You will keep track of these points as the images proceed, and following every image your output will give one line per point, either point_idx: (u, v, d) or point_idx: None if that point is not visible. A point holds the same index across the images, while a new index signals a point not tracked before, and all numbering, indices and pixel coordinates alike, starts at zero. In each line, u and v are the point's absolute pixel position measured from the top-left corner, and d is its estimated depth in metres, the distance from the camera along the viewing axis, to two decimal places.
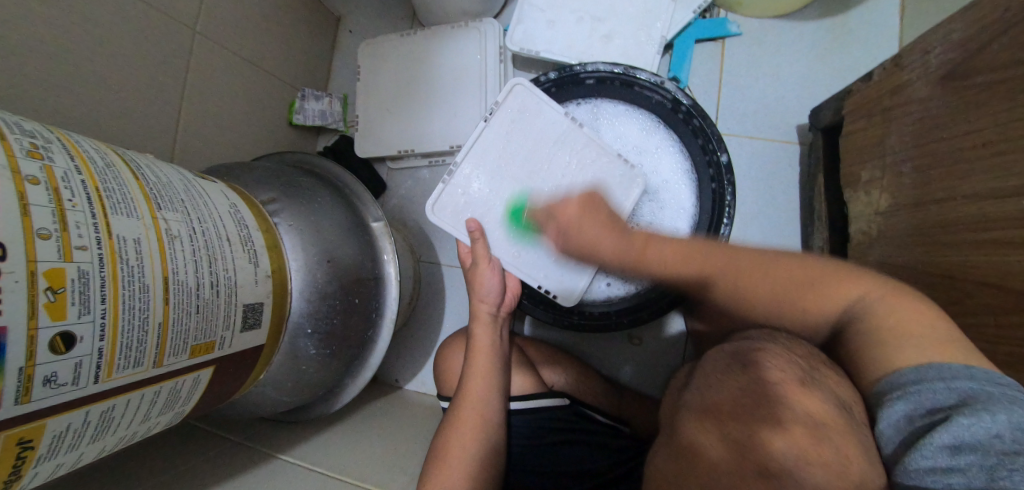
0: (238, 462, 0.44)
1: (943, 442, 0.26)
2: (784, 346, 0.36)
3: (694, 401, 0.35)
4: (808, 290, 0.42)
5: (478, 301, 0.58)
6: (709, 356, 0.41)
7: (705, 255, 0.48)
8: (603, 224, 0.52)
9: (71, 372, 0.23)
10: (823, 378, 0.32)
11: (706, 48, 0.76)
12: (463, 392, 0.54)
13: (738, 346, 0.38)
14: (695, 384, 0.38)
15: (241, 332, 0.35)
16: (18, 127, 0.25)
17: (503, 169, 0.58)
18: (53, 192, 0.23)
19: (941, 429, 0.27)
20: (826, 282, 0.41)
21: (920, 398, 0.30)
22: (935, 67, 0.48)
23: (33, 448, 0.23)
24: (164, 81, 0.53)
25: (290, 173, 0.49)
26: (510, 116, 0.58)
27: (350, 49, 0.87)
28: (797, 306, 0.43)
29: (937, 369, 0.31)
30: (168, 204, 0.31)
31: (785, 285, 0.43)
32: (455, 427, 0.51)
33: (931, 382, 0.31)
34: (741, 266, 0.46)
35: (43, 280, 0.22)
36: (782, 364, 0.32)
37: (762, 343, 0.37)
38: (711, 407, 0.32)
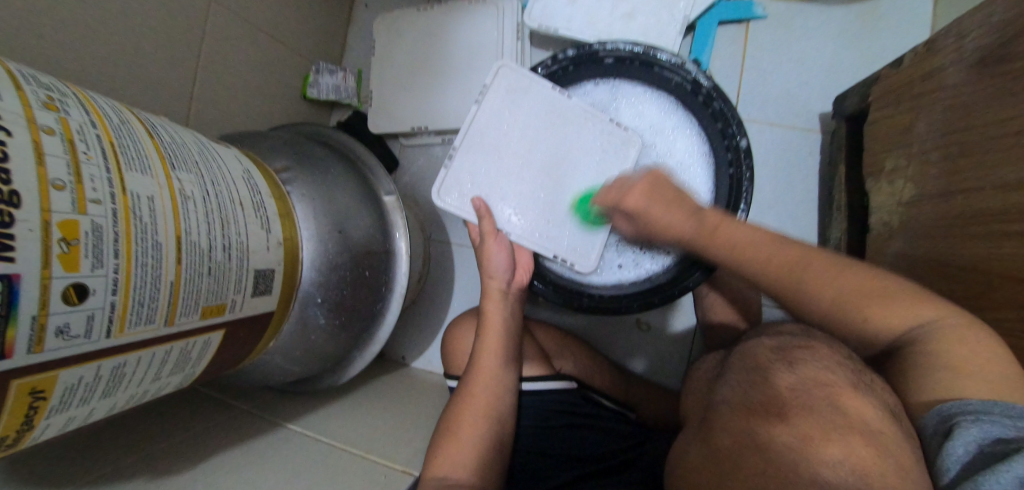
0: (247, 428, 0.44)
1: (1018, 472, 0.23)
2: (827, 344, 0.39)
3: (731, 397, 0.39)
4: (868, 303, 0.37)
5: (488, 277, 0.57)
6: (737, 359, 0.44)
7: (773, 245, 0.42)
8: (673, 198, 0.46)
9: (84, 325, 0.23)
10: (873, 385, 0.33)
11: (729, 31, 0.74)
12: (473, 369, 0.54)
13: (782, 342, 0.42)
14: (730, 376, 0.42)
15: (252, 297, 0.35)
16: (34, 77, 0.24)
17: (502, 151, 0.57)
18: (68, 143, 0.23)
19: (1015, 460, 0.23)
20: (886, 295, 0.37)
21: (989, 425, 0.27)
22: (971, 51, 0.46)
23: (46, 398, 0.23)
24: (179, 46, 0.52)
25: (304, 143, 0.49)
26: (500, 96, 0.57)
27: (365, 23, 0.86)
28: (858, 322, 0.37)
29: (1004, 407, 0.28)
30: (182, 165, 0.30)
31: (858, 292, 0.38)
32: (464, 403, 0.51)
33: (998, 415, 0.27)
34: (811, 268, 0.40)
35: (58, 231, 0.21)
36: (828, 365, 0.35)
37: (808, 341, 0.40)
38: (745, 404, 0.36)
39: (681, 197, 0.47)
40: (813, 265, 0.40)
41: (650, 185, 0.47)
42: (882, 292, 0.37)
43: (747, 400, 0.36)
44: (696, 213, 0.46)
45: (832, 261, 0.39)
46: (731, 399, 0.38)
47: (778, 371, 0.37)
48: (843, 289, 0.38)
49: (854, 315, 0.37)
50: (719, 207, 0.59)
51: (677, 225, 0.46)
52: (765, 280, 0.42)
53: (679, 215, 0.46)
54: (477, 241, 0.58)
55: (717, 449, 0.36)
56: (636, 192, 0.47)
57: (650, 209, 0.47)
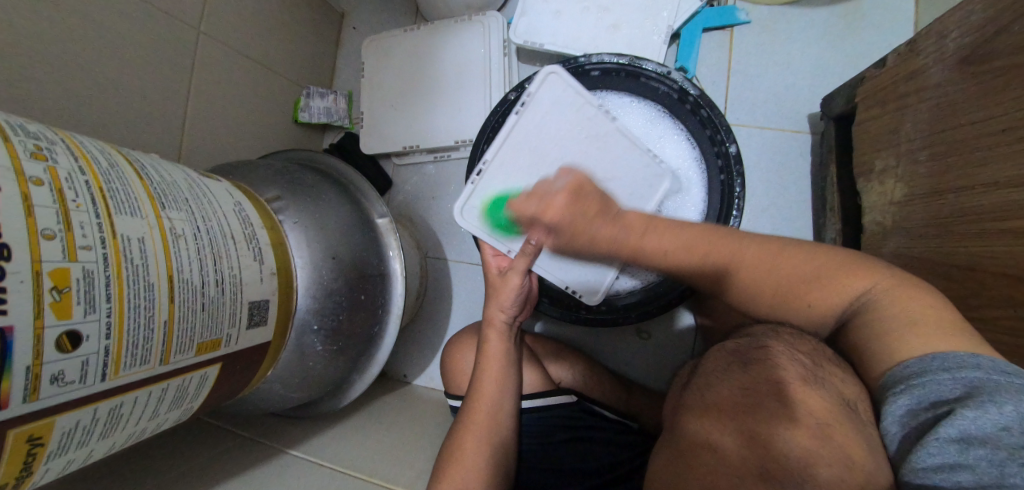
0: (249, 457, 0.44)
1: (948, 436, 0.25)
2: (787, 341, 0.36)
3: (696, 401, 0.36)
4: (811, 285, 0.39)
5: (495, 309, 0.56)
6: (711, 353, 0.41)
7: (710, 237, 0.45)
8: (619, 175, 0.47)
9: (79, 370, 0.23)
10: (827, 373, 0.32)
11: (714, 37, 0.75)
12: (476, 393, 0.53)
13: (743, 343, 0.38)
14: (698, 379, 0.39)
15: (247, 330, 0.35)
16: (22, 128, 0.25)
17: (535, 169, 0.56)
18: (57, 193, 0.23)
19: (946, 423, 0.26)
20: (831, 272, 0.39)
21: (926, 391, 0.29)
22: (952, 50, 0.46)
23: (43, 444, 0.23)
24: (169, 80, 0.53)
25: (295, 171, 0.49)
26: (543, 109, 0.55)
27: (353, 46, 0.87)
28: (803, 300, 0.40)
29: (940, 360, 0.30)
30: (172, 203, 0.31)
31: (798, 278, 0.40)
32: (469, 425, 0.51)
33: (934, 372, 0.29)
34: (744, 257, 0.42)
35: (49, 280, 0.22)
36: (793, 356, 0.34)
37: (764, 340, 0.37)
38: (712, 406, 0.34)
39: (626, 176, 0.48)
40: (750, 263, 0.42)
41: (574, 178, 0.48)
42: (828, 268, 0.39)
43: (716, 401, 0.34)
44: (650, 197, 0.47)
45: (764, 245, 0.42)
46: (700, 399, 0.36)
47: (734, 371, 0.35)
48: (795, 270, 0.40)
49: (799, 300, 0.40)
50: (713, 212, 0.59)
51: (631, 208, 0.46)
52: (699, 275, 0.46)
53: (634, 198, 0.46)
54: (499, 270, 0.57)
55: (687, 436, 0.35)
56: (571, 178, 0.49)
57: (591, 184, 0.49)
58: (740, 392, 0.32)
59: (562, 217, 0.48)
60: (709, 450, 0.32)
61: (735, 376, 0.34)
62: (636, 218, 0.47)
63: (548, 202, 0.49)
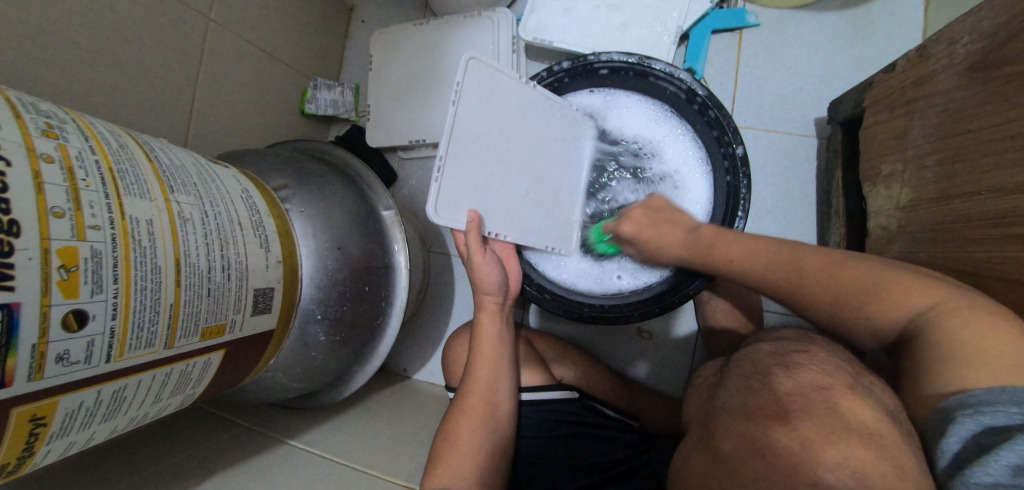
0: (250, 445, 0.44)
1: (1006, 461, 0.23)
2: (826, 348, 0.37)
3: (731, 402, 0.35)
4: (871, 294, 0.36)
5: (483, 294, 0.56)
6: (741, 357, 0.41)
7: (774, 248, 0.44)
8: (676, 229, 0.53)
9: (84, 351, 0.23)
10: (872, 384, 0.32)
11: (723, 39, 0.75)
12: (471, 379, 0.54)
13: (778, 347, 0.39)
14: (731, 381, 0.38)
15: (252, 317, 0.35)
16: (34, 106, 0.25)
17: (484, 148, 0.49)
18: (67, 171, 0.23)
19: (1006, 447, 0.24)
20: (891, 288, 0.35)
21: (993, 415, 0.26)
22: (962, 56, 0.46)
23: (46, 424, 0.23)
24: (177, 66, 0.53)
25: (302, 160, 0.49)
26: (474, 95, 0.48)
27: (362, 39, 0.87)
28: (859, 310, 0.37)
29: (1013, 394, 0.27)
30: (181, 187, 0.31)
31: (858, 288, 0.37)
32: (464, 410, 0.51)
33: (1009, 404, 0.26)
34: (805, 271, 0.41)
35: (57, 258, 0.22)
36: (829, 367, 0.32)
37: (806, 345, 0.38)
38: (745, 406, 0.33)
39: (676, 222, 0.54)
40: (808, 271, 0.40)
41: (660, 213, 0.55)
42: (884, 285, 0.36)
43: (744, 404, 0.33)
44: (692, 234, 0.52)
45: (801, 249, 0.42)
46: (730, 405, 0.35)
47: (762, 377, 0.34)
48: (839, 287, 0.38)
49: (854, 312, 0.37)
50: (719, 213, 0.59)
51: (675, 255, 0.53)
52: (768, 282, 0.43)
53: (674, 237, 0.53)
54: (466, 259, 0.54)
55: (719, 452, 0.34)
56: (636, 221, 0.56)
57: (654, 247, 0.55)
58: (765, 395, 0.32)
59: (643, 227, 0.55)
60: (739, 451, 0.32)
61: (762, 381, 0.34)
62: (679, 257, 0.53)
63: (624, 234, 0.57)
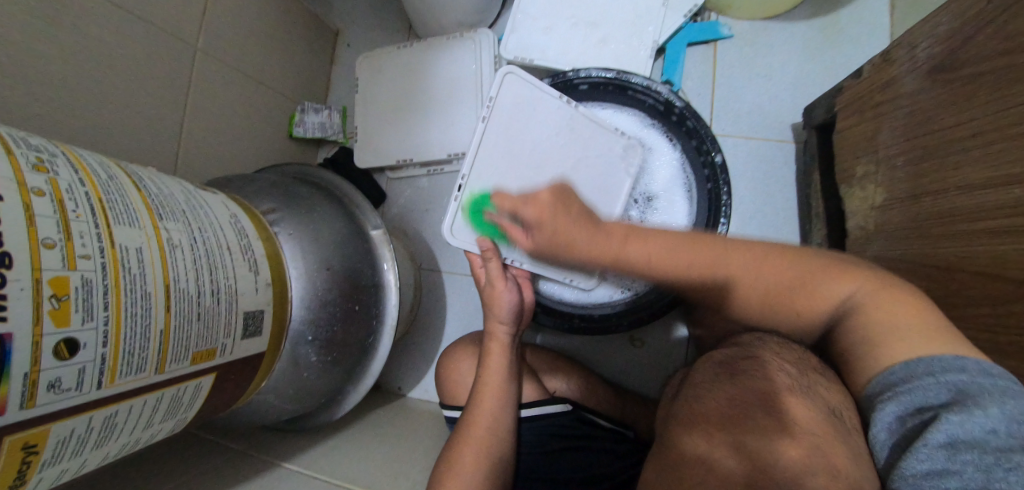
0: (242, 470, 0.44)
1: (937, 442, 0.25)
2: (773, 350, 0.37)
3: (689, 411, 0.35)
4: (800, 288, 0.39)
5: (496, 322, 0.56)
6: (698, 365, 0.42)
7: (706, 247, 0.43)
8: (577, 222, 0.45)
9: (75, 378, 0.24)
10: (813, 384, 0.33)
11: (698, 51, 0.77)
12: (476, 405, 0.53)
13: (728, 354, 0.40)
14: (687, 390, 0.38)
15: (242, 340, 0.35)
16: (24, 141, 0.25)
17: (515, 168, 0.57)
18: (58, 203, 0.24)
19: (934, 429, 0.26)
20: (824, 274, 0.39)
21: (911, 398, 0.29)
22: (923, 60, 0.48)
23: (38, 453, 0.23)
24: (165, 96, 0.54)
25: (290, 183, 0.50)
26: (507, 113, 0.58)
27: (348, 62, 0.89)
28: (790, 307, 0.40)
29: (928, 364, 0.30)
30: (169, 214, 0.31)
31: (778, 286, 0.40)
32: (468, 437, 0.51)
33: (920, 379, 0.29)
34: (727, 263, 0.42)
35: (48, 288, 0.22)
36: (782, 370, 0.34)
37: (752, 349, 0.38)
38: (699, 415, 0.34)
39: (587, 219, 0.46)
40: (735, 260, 0.42)
41: (548, 200, 0.46)
42: (803, 272, 0.39)
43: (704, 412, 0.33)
44: (598, 232, 0.45)
45: (739, 243, 0.42)
46: (688, 412, 0.35)
47: (722, 384, 0.35)
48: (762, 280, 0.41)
49: (789, 309, 0.41)
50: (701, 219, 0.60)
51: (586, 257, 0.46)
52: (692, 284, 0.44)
53: (585, 233, 0.44)
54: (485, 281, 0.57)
55: (677, 451, 0.34)
56: (533, 212, 0.47)
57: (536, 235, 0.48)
58: (728, 403, 0.32)
59: (547, 215, 0.46)
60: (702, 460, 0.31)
61: (724, 389, 0.34)
62: (592, 256, 0.46)
63: (524, 215, 0.48)
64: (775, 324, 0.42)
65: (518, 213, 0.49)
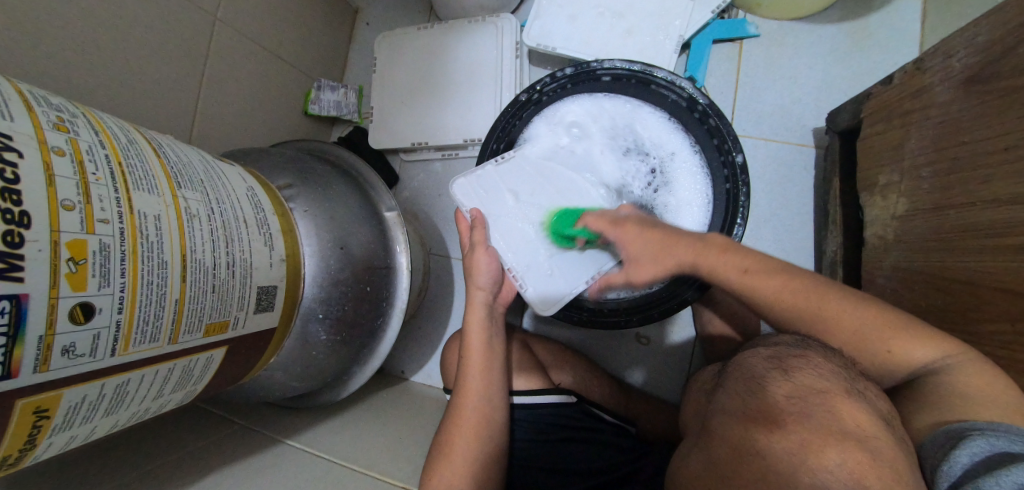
0: (246, 444, 0.44)
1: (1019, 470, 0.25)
2: (823, 354, 0.36)
3: (730, 405, 0.34)
4: (889, 334, 0.40)
5: (474, 288, 0.57)
6: (744, 358, 0.40)
7: (790, 274, 0.45)
8: (661, 245, 0.51)
9: (89, 344, 0.23)
10: (865, 390, 0.32)
11: (724, 49, 0.76)
12: (461, 388, 0.53)
13: (777, 349, 0.38)
14: (729, 383, 0.37)
15: (254, 314, 0.35)
16: (45, 100, 0.25)
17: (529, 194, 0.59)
18: (78, 164, 0.23)
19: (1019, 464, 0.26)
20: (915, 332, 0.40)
21: (1001, 445, 0.29)
22: (958, 70, 0.47)
23: (49, 418, 0.23)
24: (183, 64, 0.53)
25: (306, 159, 0.49)
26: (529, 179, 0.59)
27: (366, 41, 0.88)
28: (885, 343, 0.40)
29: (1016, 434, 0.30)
30: (188, 183, 0.31)
31: (875, 323, 0.40)
32: (457, 419, 0.51)
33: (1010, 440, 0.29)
34: (824, 307, 0.42)
35: (66, 251, 0.22)
36: (824, 372, 0.32)
37: (803, 349, 0.37)
38: (745, 409, 0.32)
39: (674, 237, 0.51)
40: (829, 304, 0.42)
41: (644, 237, 0.52)
42: (908, 328, 0.40)
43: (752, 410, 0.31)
44: (700, 240, 0.50)
45: (828, 290, 0.43)
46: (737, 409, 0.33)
47: (767, 380, 0.33)
48: (865, 324, 0.41)
49: (878, 346, 0.40)
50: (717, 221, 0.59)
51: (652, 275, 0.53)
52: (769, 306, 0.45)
53: (678, 251, 0.50)
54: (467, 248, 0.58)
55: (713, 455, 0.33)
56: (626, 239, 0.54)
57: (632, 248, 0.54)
58: (777, 401, 0.30)
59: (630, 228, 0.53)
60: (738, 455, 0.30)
61: (772, 384, 0.32)
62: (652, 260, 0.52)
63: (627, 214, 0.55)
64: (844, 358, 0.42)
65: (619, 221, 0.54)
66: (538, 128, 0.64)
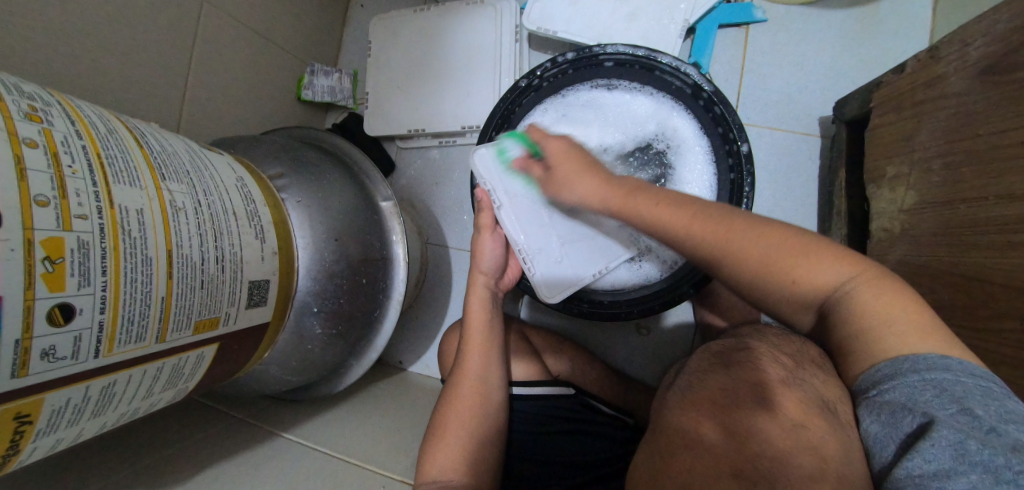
0: (243, 439, 0.43)
1: (935, 451, 0.26)
2: (770, 344, 0.40)
3: (687, 393, 0.39)
4: (797, 260, 0.35)
5: (477, 273, 0.57)
6: (697, 355, 0.45)
7: (695, 205, 0.41)
8: (582, 168, 0.48)
9: (71, 346, 0.22)
10: (810, 376, 0.34)
11: (730, 34, 0.73)
12: (461, 369, 0.53)
13: (724, 346, 0.43)
14: (682, 379, 0.42)
15: (246, 310, 0.34)
16: (16, 87, 0.23)
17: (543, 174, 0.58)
18: (52, 157, 0.22)
19: (927, 439, 0.26)
20: (816, 256, 0.35)
21: (904, 397, 0.29)
22: (974, 59, 0.45)
23: (32, 422, 0.22)
24: (169, 48, 0.51)
25: (299, 147, 0.48)
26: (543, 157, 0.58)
27: (361, 24, 0.85)
28: (789, 273, 0.35)
29: (916, 360, 0.30)
30: (173, 174, 0.29)
31: (784, 252, 0.36)
32: (453, 401, 0.51)
33: (905, 375, 0.29)
34: (737, 230, 0.38)
35: (41, 250, 0.21)
36: (778, 365, 0.36)
37: (747, 343, 0.42)
38: (693, 402, 0.37)
39: (592, 168, 0.48)
40: (738, 229, 0.38)
41: (571, 156, 0.49)
42: (812, 253, 0.35)
43: (705, 401, 0.36)
44: (612, 181, 0.46)
45: (762, 220, 0.38)
46: (683, 397, 0.38)
47: (719, 374, 0.38)
48: (773, 248, 0.36)
49: (783, 278, 0.36)
50: None
51: (589, 193, 0.47)
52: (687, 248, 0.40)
53: (594, 184, 0.47)
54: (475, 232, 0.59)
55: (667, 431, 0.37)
56: (553, 154, 0.51)
57: (567, 190, 0.49)
58: (731, 395, 0.35)
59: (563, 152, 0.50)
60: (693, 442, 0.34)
61: (725, 378, 0.37)
62: (601, 199, 0.46)
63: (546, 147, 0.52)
64: (762, 296, 0.37)
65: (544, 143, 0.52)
66: (543, 114, 0.63)
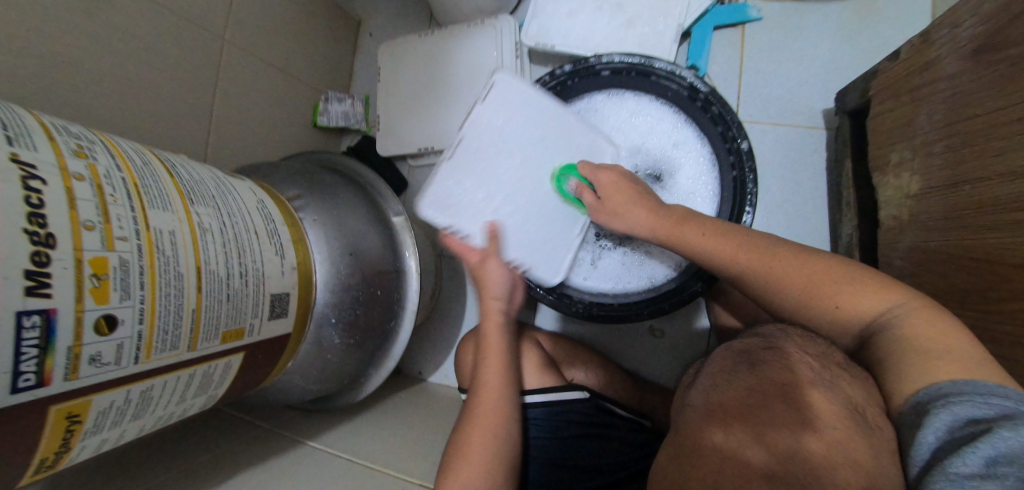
0: (271, 446, 0.46)
1: (983, 451, 0.24)
2: (796, 343, 0.33)
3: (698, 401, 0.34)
4: (842, 289, 0.39)
5: (489, 298, 0.56)
6: (717, 353, 0.38)
7: (736, 236, 0.45)
8: (632, 196, 0.52)
9: (114, 353, 0.25)
10: (840, 378, 0.30)
11: (725, 35, 0.75)
12: (478, 390, 0.53)
13: (749, 343, 0.36)
14: (701, 379, 0.36)
15: (269, 322, 0.37)
16: (66, 129, 0.27)
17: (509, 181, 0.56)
18: (97, 187, 0.25)
19: (981, 440, 0.25)
20: (859, 284, 0.39)
21: (960, 410, 0.28)
22: (966, 40, 0.45)
23: (80, 422, 0.25)
24: (196, 85, 0.56)
25: (314, 171, 0.51)
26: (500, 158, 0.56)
27: (370, 52, 0.90)
28: (830, 300, 0.39)
29: (973, 386, 0.29)
30: (200, 199, 0.32)
31: (825, 279, 0.40)
32: (473, 421, 0.51)
33: (967, 397, 0.28)
34: (779, 256, 0.42)
35: (89, 267, 0.23)
36: (837, 375, 0.30)
37: (774, 341, 0.34)
38: (713, 412, 0.31)
39: (641, 195, 0.52)
40: (779, 261, 0.42)
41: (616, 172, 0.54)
42: (851, 281, 0.39)
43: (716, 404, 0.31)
44: (660, 211, 0.50)
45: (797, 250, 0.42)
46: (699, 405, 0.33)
47: (743, 373, 0.31)
48: (812, 280, 0.40)
49: (826, 304, 0.39)
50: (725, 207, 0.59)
51: (641, 220, 0.51)
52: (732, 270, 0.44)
53: (644, 211, 0.51)
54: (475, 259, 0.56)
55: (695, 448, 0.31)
56: (604, 184, 0.53)
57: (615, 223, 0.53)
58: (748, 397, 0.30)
59: (613, 184, 0.53)
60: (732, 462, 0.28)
61: (742, 376, 0.31)
62: (648, 229, 0.51)
63: (596, 179, 0.54)
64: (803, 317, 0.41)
65: (593, 175, 0.55)
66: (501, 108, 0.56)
